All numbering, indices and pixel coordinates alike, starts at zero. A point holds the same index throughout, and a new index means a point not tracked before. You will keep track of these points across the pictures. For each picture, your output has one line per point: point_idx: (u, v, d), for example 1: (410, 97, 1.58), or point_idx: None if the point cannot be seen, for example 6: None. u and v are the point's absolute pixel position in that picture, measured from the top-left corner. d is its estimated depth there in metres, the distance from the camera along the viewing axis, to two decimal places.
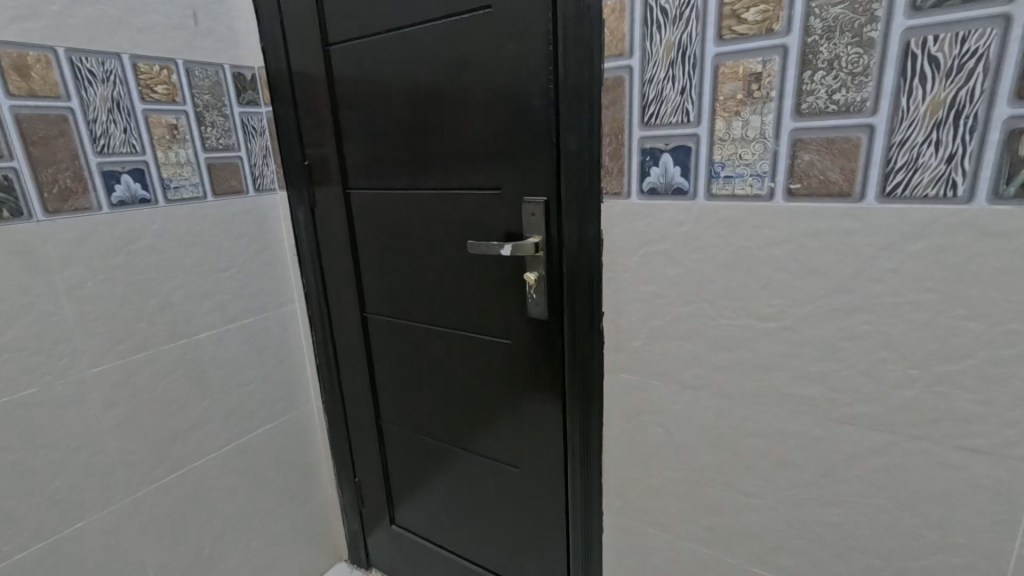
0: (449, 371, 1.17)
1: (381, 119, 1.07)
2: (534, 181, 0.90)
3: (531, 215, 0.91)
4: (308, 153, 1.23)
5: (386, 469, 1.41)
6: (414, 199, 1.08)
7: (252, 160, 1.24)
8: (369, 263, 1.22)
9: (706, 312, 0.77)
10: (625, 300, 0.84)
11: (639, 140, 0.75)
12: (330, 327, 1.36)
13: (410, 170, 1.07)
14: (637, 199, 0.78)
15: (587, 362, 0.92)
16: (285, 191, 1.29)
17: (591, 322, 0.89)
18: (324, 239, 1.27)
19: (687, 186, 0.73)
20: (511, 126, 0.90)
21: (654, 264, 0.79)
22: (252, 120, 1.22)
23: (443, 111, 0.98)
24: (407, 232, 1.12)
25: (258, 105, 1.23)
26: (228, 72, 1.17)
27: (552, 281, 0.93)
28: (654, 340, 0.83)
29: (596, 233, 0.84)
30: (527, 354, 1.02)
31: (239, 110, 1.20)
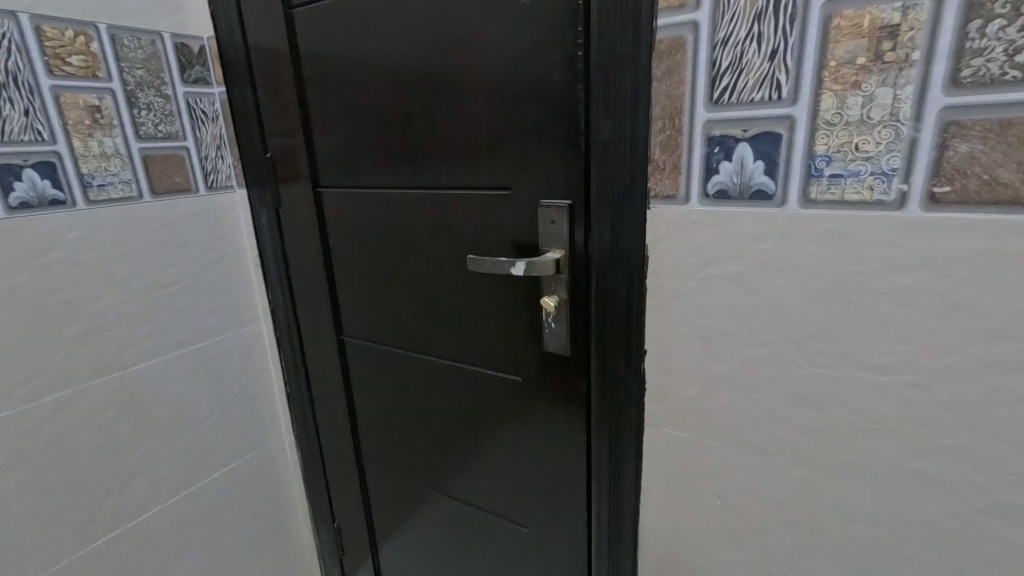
0: (443, 409, 0.96)
1: (357, 101, 0.86)
2: (553, 179, 0.69)
3: (549, 224, 0.71)
4: (269, 143, 1.01)
5: (369, 514, 1.21)
6: (399, 200, 0.87)
7: (202, 151, 1.02)
8: (346, 276, 1.01)
9: (790, 357, 0.57)
10: (675, 337, 0.64)
11: (704, 125, 0.55)
12: (301, 349, 1.14)
13: (393, 165, 0.86)
14: (698, 204, 0.58)
15: (620, 410, 0.72)
16: (244, 189, 1.07)
17: (628, 361, 0.69)
18: (291, 247, 1.06)
19: (772, 188, 0.53)
20: (523, 107, 0.69)
21: (717, 292, 0.59)
22: (200, 103, 1.01)
23: (434, 89, 0.77)
24: (392, 240, 0.91)
25: (209, 84, 1.01)
26: (169, 42, 0.95)
27: (575, 307, 0.73)
28: (713, 389, 0.63)
29: (639, 248, 0.64)
30: (541, 394, 0.82)
31: (183, 90, 0.98)
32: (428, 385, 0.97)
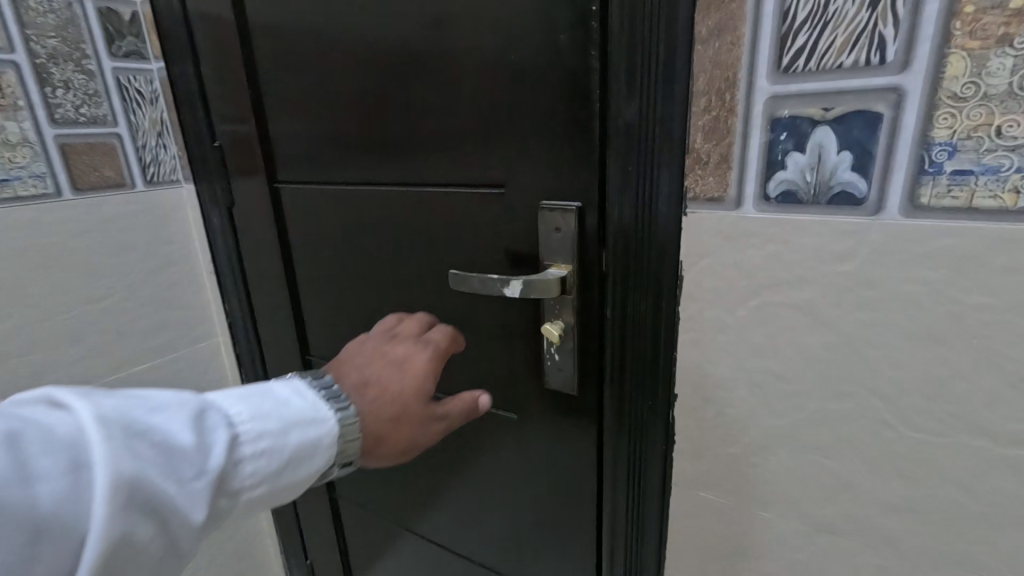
0: (423, 447, 0.81)
1: (316, 77, 0.70)
2: (558, 175, 0.54)
3: (553, 231, 0.56)
4: (217, 130, 0.85)
5: (344, 556, 1.06)
6: (370, 199, 0.72)
7: (138, 139, 0.86)
8: (311, 287, 0.86)
9: (877, 414, 0.43)
10: (715, 380, 0.50)
11: (768, 102, 0.41)
12: (264, 370, 0.99)
13: (360, 156, 0.71)
14: (755, 210, 0.43)
15: (642, 466, 0.57)
16: (192, 184, 0.92)
17: (654, 407, 0.54)
18: (248, 253, 0.90)
19: (863, 190, 0.39)
20: (518, 81, 0.54)
21: (777, 327, 0.45)
22: (135, 82, 0.85)
23: (407, 61, 0.61)
24: (362, 247, 0.76)
25: (145, 59, 0.86)
26: (91, 7, 0.79)
27: (585, 336, 0.58)
28: (765, 447, 0.49)
29: (671, 267, 0.49)
30: (540, 438, 0.67)
31: (112, 66, 0.82)
32: (406, 419, 0.81)
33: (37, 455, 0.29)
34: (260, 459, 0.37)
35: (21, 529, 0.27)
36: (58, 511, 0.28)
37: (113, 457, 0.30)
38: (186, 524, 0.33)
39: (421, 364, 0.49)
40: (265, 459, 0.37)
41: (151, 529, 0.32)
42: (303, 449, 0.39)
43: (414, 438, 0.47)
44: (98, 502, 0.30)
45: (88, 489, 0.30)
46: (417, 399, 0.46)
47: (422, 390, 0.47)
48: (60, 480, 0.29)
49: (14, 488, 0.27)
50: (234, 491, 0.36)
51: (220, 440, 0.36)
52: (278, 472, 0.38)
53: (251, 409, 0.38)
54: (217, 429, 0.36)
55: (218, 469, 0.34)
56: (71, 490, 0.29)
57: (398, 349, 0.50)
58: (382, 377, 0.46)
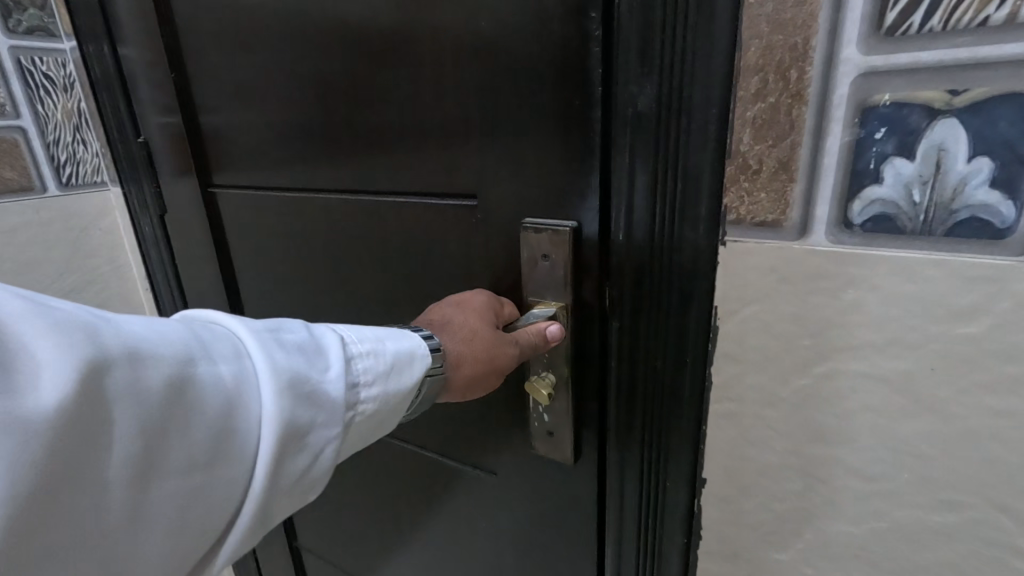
0: (386, 503, 0.68)
1: (241, 56, 0.56)
2: (545, 181, 0.40)
3: (540, 260, 0.42)
4: (140, 122, 0.71)
5: None
6: (311, 207, 0.58)
7: (49, 133, 0.72)
8: (255, 310, 0.72)
9: (1003, 538, 0.30)
10: (757, 466, 0.36)
11: (859, 80, 0.27)
12: None
13: (299, 156, 0.56)
14: (829, 241, 0.30)
15: (654, 562, 0.44)
16: (119, 186, 0.78)
17: (672, 491, 0.41)
18: (184, 267, 0.77)
19: (1009, 217, 0.25)
20: (490, 56, 0.40)
21: (855, 406, 0.32)
22: (41, 64, 0.70)
23: (349, 30, 0.47)
24: (306, 265, 0.62)
25: (53, 36, 0.71)
26: None
27: (580, 390, 0.45)
28: (825, 559, 0.36)
29: (701, 313, 0.35)
30: (522, 512, 0.53)
31: (10, 44, 0.68)
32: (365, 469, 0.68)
33: (206, 342, 0.29)
34: (372, 360, 0.34)
35: (204, 402, 0.27)
36: (225, 388, 0.28)
37: (262, 349, 0.30)
38: (329, 417, 0.31)
39: (487, 301, 0.43)
40: (377, 355, 0.34)
41: (304, 412, 0.29)
42: (403, 358, 0.35)
43: (481, 378, 0.40)
44: (258, 385, 0.29)
45: (250, 376, 0.29)
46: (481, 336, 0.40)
47: (485, 327, 0.41)
48: (229, 365, 0.29)
49: (189, 366, 0.27)
50: (362, 387, 0.33)
51: (342, 345, 0.34)
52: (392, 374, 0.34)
53: (354, 326, 0.36)
54: (330, 335, 0.34)
55: (343, 364, 0.32)
56: (235, 374, 0.29)
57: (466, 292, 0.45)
58: (443, 322, 0.41)
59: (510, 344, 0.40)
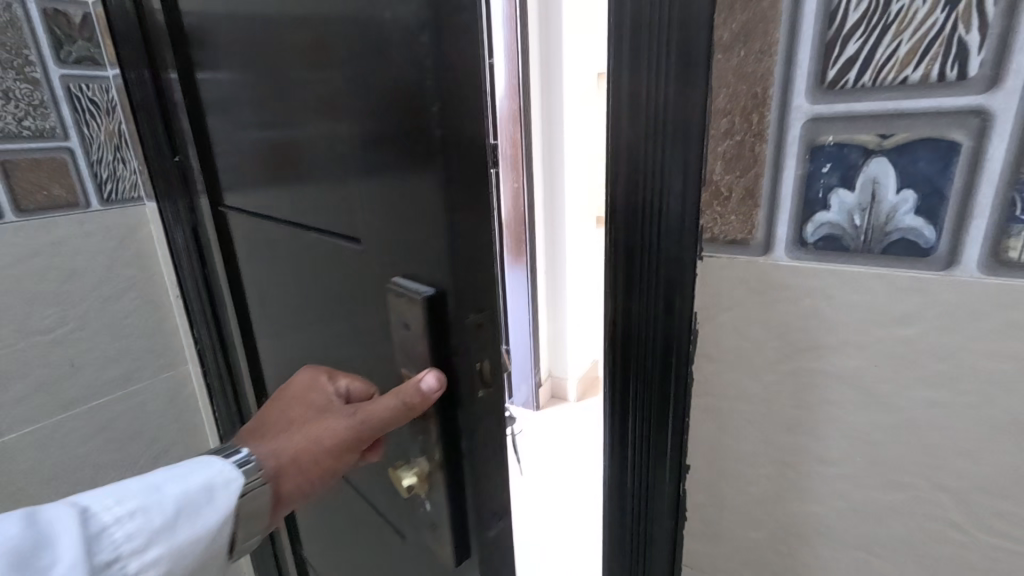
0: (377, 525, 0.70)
1: (240, 87, 0.60)
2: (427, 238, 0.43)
3: (403, 326, 0.48)
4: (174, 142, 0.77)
5: None
6: (285, 236, 0.62)
7: (94, 153, 0.79)
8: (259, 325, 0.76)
9: (942, 514, 0.34)
10: (734, 453, 0.41)
11: (808, 125, 0.32)
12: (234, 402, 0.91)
13: (275, 186, 0.60)
14: (787, 258, 0.35)
15: (643, 547, 0.48)
16: (155, 201, 0.84)
17: (660, 482, 0.46)
18: (212, 276, 0.82)
19: (931, 238, 0.31)
20: (395, 121, 0.42)
21: (815, 399, 0.36)
22: (88, 90, 0.77)
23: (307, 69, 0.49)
24: (286, 288, 0.66)
25: (100, 66, 0.78)
26: (35, 10, 0.71)
27: (451, 452, 0.50)
28: (794, 536, 0.40)
29: (683, 319, 0.40)
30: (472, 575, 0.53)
31: (62, 72, 0.74)
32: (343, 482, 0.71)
33: None
34: (138, 535, 0.37)
35: None
36: None
37: None
38: None
39: (313, 384, 0.54)
40: (139, 531, 0.37)
41: None
42: (188, 517, 0.40)
43: (316, 465, 0.50)
44: None
45: None
46: (300, 429, 0.51)
47: (307, 413, 0.52)
48: None
49: None
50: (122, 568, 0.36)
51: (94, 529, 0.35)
52: (176, 522, 0.39)
53: (113, 500, 0.37)
54: (71, 531, 0.34)
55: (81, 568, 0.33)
56: None
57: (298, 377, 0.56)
58: (268, 424, 0.52)
59: (332, 422, 0.50)
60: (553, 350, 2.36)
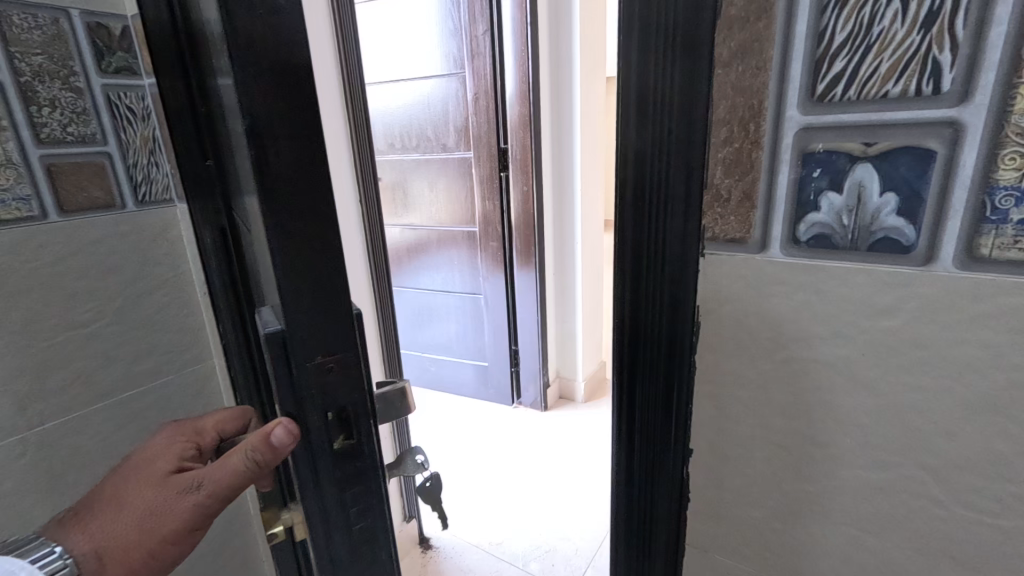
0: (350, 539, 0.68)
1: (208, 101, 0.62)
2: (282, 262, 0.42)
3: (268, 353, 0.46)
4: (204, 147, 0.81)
5: None
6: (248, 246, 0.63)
7: (131, 157, 0.83)
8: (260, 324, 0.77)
9: (925, 490, 0.37)
10: (734, 437, 0.44)
11: (799, 134, 0.36)
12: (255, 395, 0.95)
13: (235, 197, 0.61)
14: (781, 255, 0.38)
15: (647, 527, 0.52)
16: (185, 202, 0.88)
17: (665, 465, 0.49)
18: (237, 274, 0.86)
19: (911, 237, 0.34)
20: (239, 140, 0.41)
21: (808, 384, 0.40)
22: (127, 98, 0.82)
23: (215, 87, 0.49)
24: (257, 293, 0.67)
25: (136, 75, 0.83)
26: (81, 24, 0.76)
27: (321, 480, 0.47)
28: (790, 514, 0.44)
29: (686, 312, 0.44)
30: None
31: (103, 82, 0.79)
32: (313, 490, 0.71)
33: None
34: None
35: None
36: None
37: None
38: None
39: (160, 454, 0.50)
40: None
41: None
42: None
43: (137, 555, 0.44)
44: None
45: None
46: (134, 508, 0.45)
47: (147, 487, 0.46)
48: None
49: None
50: None
51: None
52: None
53: None
54: None
55: None
56: None
57: (150, 449, 0.50)
58: (100, 503, 0.45)
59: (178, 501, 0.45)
60: (560, 351, 2.39)
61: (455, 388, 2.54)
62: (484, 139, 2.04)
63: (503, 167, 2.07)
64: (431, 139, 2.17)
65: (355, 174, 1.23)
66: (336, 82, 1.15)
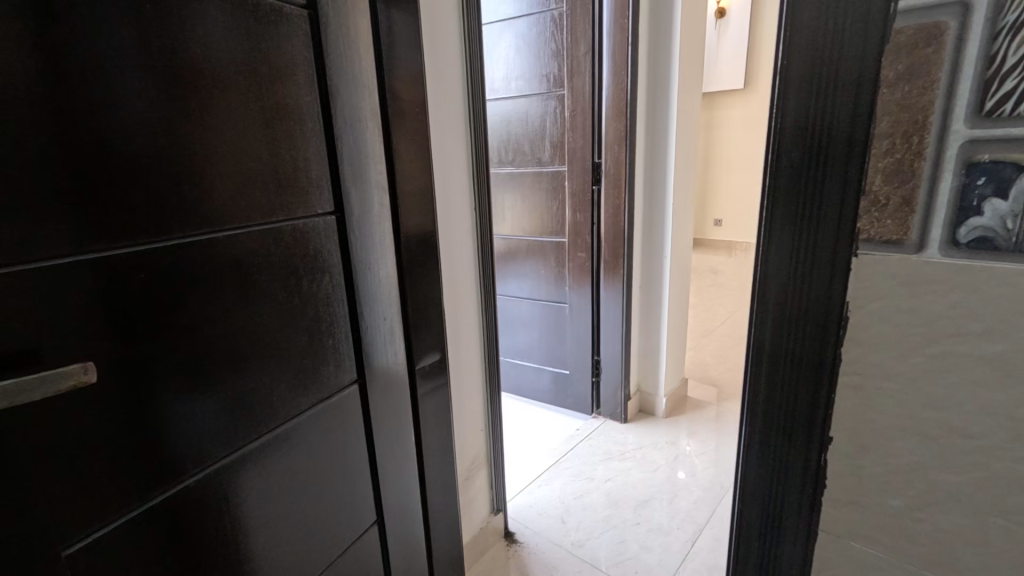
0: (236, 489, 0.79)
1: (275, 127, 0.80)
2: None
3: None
4: (351, 158, 0.93)
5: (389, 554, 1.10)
6: (221, 251, 0.74)
7: (259, 161, 0.78)
8: (315, 316, 0.90)
9: None
10: (878, 426, 0.48)
11: (964, 145, 0.39)
12: (375, 374, 1.04)
13: (228, 199, 0.74)
14: (939, 256, 0.42)
15: (780, 508, 0.55)
16: (362, 212, 0.97)
17: (800, 449, 0.53)
18: (367, 265, 0.99)
19: None
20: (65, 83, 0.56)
21: (960, 378, 0.43)
22: (280, 125, 0.81)
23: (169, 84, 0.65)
24: (229, 295, 0.76)
25: (285, 102, 0.81)
26: (260, 59, 0.77)
27: None
28: (936, 503, 0.46)
29: (836, 306, 0.48)
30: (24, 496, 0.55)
31: (265, 101, 0.78)
32: (207, 443, 0.74)
33: None
34: None
35: None
36: None
37: None
38: None
39: None
40: None
41: None
42: None
43: None
44: None
45: None
46: None
47: None
48: None
49: None
50: None
51: None
52: None
53: None
54: None
55: None
56: None
57: None
58: None
59: None
60: (643, 365, 2.39)
61: (535, 395, 2.60)
62: (578, 154, 2.13)
63: (596, 180, 2.14)
64: (526, 153, 2.28)
65: (474, 182, 1.34)
66: (462, 98, 1.28)
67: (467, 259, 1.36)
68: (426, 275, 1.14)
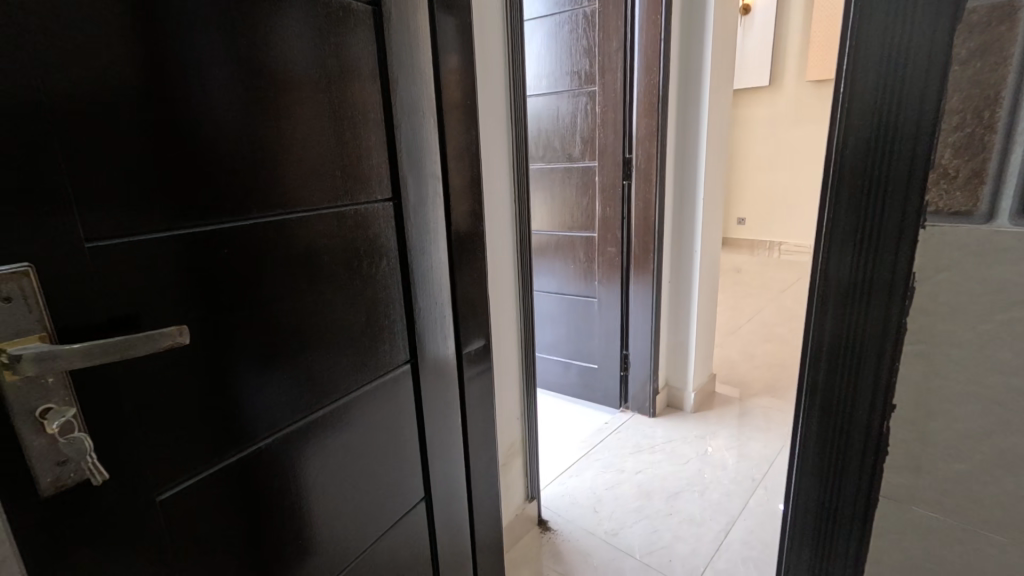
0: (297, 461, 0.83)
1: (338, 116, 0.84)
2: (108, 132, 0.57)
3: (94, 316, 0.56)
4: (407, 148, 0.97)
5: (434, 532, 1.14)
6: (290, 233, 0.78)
7: (324, 148, 0.82)
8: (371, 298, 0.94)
9: None
10: (944, 393, 0.50)
11: None
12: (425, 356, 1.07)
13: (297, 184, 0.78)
14: (1010, 224, 0.44)
15: (840, 473, 0.57)
16: (415, 200, 1.00)
17: (862, 416, 0.55)
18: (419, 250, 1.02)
19: None
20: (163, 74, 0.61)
21: None
22: (343, 115, 0.84)
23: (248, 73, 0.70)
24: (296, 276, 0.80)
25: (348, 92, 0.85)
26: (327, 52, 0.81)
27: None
28: (1001, 467, 0.48)
29: (901, 275, 0.49)
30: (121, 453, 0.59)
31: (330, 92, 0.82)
32: (274, 413, 0.78)
33: None
34: None
35: None
36: None
37: None
38: None
39: None
40: None
41: None
42: None
43: None
44: None
45: None
46: None
47: None
48: None
49: None
50: None
51: None
52: None
53: None
54: None
55: None
56: None
57: None
58: None
59: None
60: (672, 360, 2.40)
61: (562, 390, 2.62)
62: (609, 150, 2.15)
63: (626, 176, 2.15)
64: (556, 149, 2.30)
65: (514, 174, 1.38)
66: (505, 93, 1.31)
67: (507, 250, 1.39)
68: (472, 264, 1.18)
